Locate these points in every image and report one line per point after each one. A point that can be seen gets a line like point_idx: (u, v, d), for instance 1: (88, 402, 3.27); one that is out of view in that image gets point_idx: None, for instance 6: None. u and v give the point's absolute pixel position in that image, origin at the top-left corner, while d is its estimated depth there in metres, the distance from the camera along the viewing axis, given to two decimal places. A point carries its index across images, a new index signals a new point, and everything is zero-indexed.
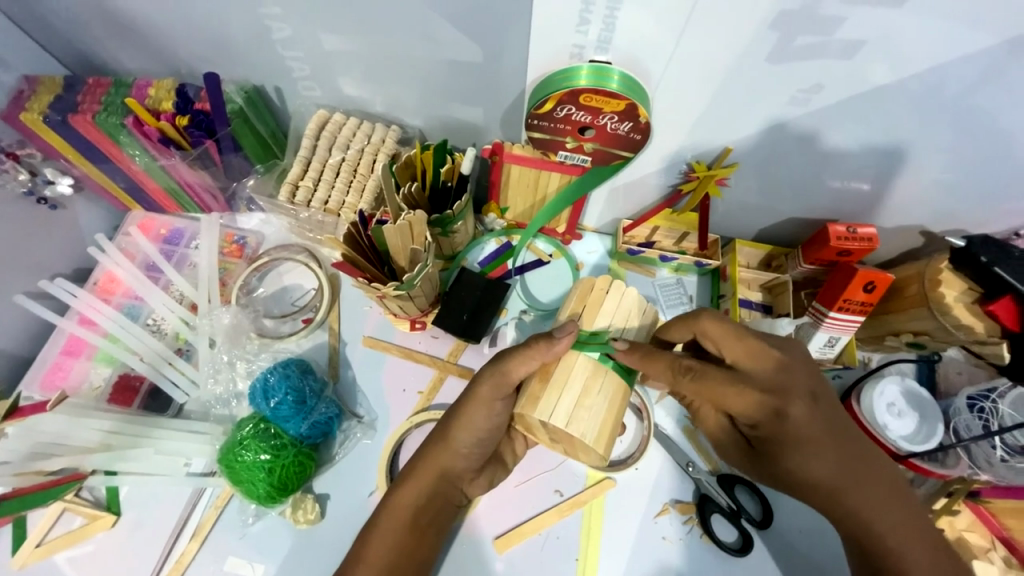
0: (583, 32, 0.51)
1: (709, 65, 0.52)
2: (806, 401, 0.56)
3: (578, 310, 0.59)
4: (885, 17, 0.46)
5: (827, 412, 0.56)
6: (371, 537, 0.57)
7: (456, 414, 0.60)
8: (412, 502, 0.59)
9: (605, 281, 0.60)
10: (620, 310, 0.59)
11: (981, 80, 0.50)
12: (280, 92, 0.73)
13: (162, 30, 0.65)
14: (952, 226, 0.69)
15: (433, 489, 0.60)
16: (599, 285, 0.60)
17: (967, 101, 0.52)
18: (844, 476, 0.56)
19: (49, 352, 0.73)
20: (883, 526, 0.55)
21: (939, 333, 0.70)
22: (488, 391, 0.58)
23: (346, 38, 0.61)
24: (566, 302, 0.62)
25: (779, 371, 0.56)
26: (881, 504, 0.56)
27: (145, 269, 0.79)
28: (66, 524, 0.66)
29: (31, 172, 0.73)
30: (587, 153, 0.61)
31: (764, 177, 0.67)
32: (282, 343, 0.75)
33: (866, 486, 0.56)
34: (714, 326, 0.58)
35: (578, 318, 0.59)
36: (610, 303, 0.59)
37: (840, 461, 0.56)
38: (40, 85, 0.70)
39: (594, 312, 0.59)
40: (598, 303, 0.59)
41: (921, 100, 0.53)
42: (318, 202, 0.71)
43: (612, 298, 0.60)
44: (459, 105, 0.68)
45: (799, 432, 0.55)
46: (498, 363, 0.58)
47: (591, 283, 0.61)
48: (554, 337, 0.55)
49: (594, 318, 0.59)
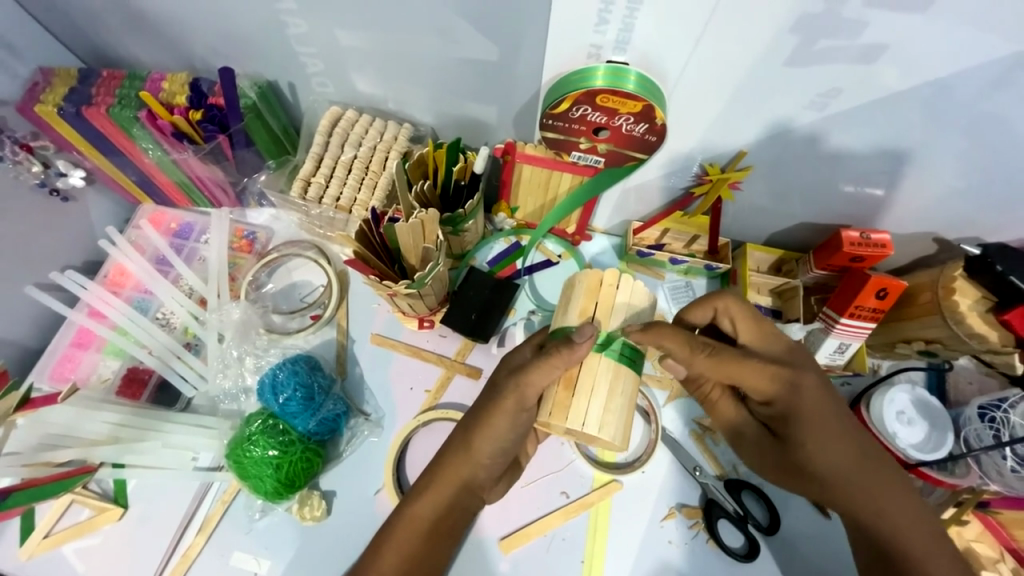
0: (601, 32, 0.50)
1: (727, 66, 0.52)
2: (811, 377, 0.59)
3: (590, 310, 0.57)
4: (906, 22, 0.46)
5: (830, 391, 0.59)
6: (385, 547, 0.56)
7: (475, 420, 0.59)
8: (430, 513, 0.58)
9: (613, 276, 0.58)
10: (631, 307, 0.57)
11: (1004, 86, 0.50)
12: (293, 88, 0.72)
13: (176, 23, 0.65)
14: (967, 233, 0.69)
15: (452, 499, 0.59)
16: (607, 280, 0.58)
17: (989, 106, 0.52)
18: (853, 457, 0.58)
19: (59, 344, 0.74)
20: (894, 512, 0.57)
21: (951, 342, 0.69)
22: (512, 403, 0.57)
23: (361, 34, 0.60)
24: (573, 304, 0.59)
25: (785, 350, 0.60)
26: (890, 489, 0.57)
27: (155, 263, 0.79)
28: (74, 515, 0.66)
29: (44, 164, 0.73)
30: (600, 154, 0.61)
31: (780, 181, 0.67)
32: (291, 339, 0.75)
33: (879, 474, 0.57)
34: (734, 307, 0.60)
35: (592, 318, 0.57)
36: (622, 298, 0.57)
37: (850, 441, 0.58)
38: (55, 78, 0.70)
39: (608, 310, 0.57)
40: (611, 302, 0.57)
41: (946, 104, 0.52)
42: (329, 199, 0.70)
43: (624, 291, 0.57)
44: (472, 103, 0.67)
45: (809, 408, 0.58)
46: (514, 370, 0.58)
47: (598, 280, 0.58)
48: (574, 342, 0.53)
49: (609, 318, 0.57)
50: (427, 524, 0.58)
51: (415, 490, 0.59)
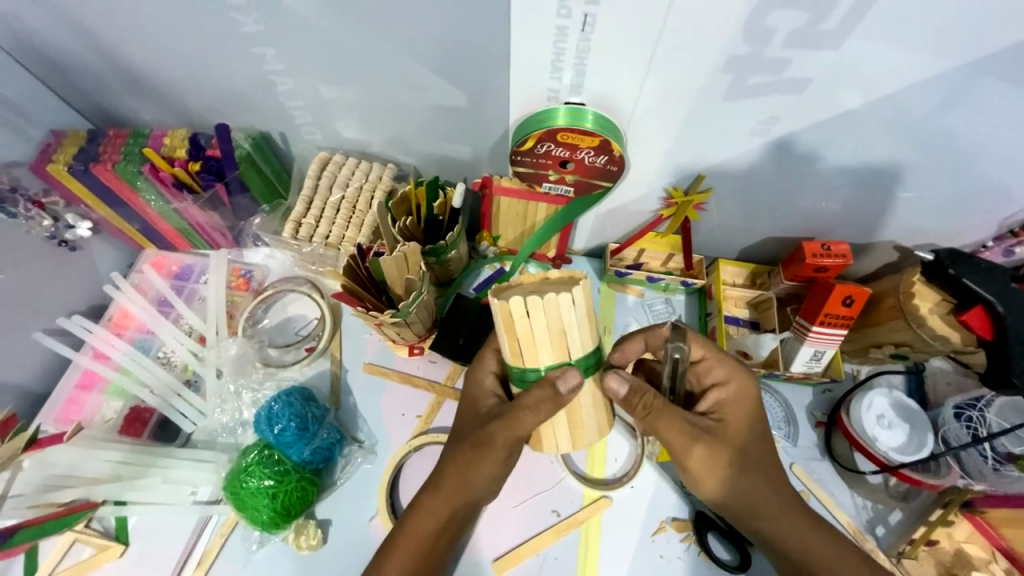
0: (556, 78, 0.56)
1: (676, 101, 0.57)
2: (745, 425, 0.59)
3: (514, 345, 0.49)
4: (827, 58, 0.51)
5: (762, 438, 0.60)
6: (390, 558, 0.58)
7: (461, 456, 0.58)
8: (431, 527, 0.59)
9: (520, 305, 0.46)
10: (555, 328, 0.48)
11: (943, 102, 0.54)
12: (284, 137, 0.78)
13: (177, 85, 0.71)
14: (922, 240, 0.73)
15: (451, 512, 0.59)
16: (516, 311, 0.47)
17: (933, 121, 0.56)
18: (775, 500, 0.59)
19: (63, 388, 0.76)
20: (818, 547, 0.59)
21: (919, 345, 0.72)
22: (503, 450, 0.56)
23: (344, 88, 0.66)
24: (498, 340, 0.51)
25: (725, 400, 0.60)
26: (808, 534, 0.59)
27: (157, 305, 0.83)
28: (76, 554, 0.67)
29: (53, 218, 0.79)
30: (569, 184, 0.66)
31: (740, 201, 0.71)
32: (286, 371, 0.78)
33: (797, 518, 0.59)
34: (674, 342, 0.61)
35: (517, 352, 0.50)
36: (538, 326, 0.47)
37: (774, 485, 0.59)
38: (65, 139, 0.76)
39: (531, 343, 0.48)
40: (530, 334, 0.48)
41: (897, 122, 0.57)
42: (319, 237, 0.76)
43: (538, 319, 0.47)
44: (450, 144, 0.73)
45: (756, 445, 0.59)
46: (495, 417, 0.55)
47: (506, 313, 0.47)
48: (562, 396, 0.49)
49: (537, 354, 0.49)
50: (427, 539, 0.59)
51: (412, 507, 0.60)
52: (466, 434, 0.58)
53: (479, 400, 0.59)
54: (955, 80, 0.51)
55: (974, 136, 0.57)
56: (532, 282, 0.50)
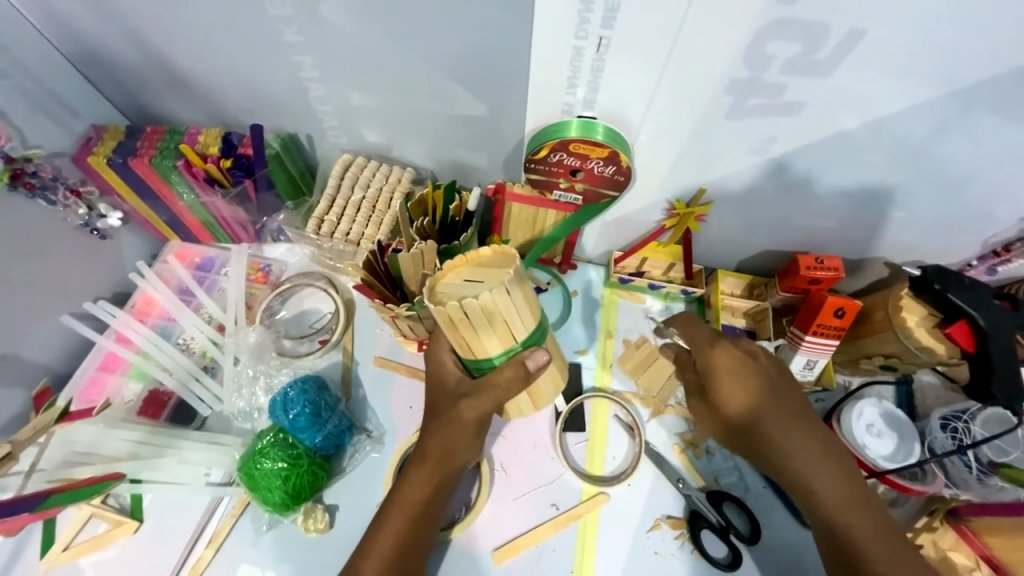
0: (571, 93, 0.60)
1: (681, 118, 0.61)
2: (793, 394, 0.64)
3: (463, 340, 0.55)
4: (819, 84, 0.55)
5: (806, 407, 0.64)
6: (383, 528, 0.61)
7: (439, 430, 0.62)
8: (419, 498, 0.62)
9: (458, 309, 0.51)
10: (497, 321, 0.53)
11: (927, 128, 0.58)
12: (311, 139, 0.83)
13: (214, 87, 0.76)
14: (911, 258, 0.77)
15: (436, 480, 0.63)
16: (458, 314, 0.52)
17: (918, 146, 0.60)
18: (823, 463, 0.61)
19: (87, 368, 0.80)
20: (866, 517, 0.59)
21: (906, 356, 0.75)
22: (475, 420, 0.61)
23: (372, 96, 0.71)
24: (447, 336, 0.57)
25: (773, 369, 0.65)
26: (858, 501, 0.59)
27: (179, 293, 0.87)
28: (92, 529, 0.70)
29: (88, 207, 0.82)
30: (578, 192, 0.70)
31: (739, 215, 0.75)
32: (300, 361, 0.81)
33: (844, 484, 0.60)
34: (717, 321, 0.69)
35: (469, 346, 0.56)
36: (480, 323, 0.53)
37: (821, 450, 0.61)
38: (105, 133, 0.80)
39: (477, 336, 0.55)
40: (473, 331, 0.54)
41: (885, 145, 0.61)
42: (340, 233, 0.80)
43: (480, 317, 0.52)
44: (467, 151, 0.77)
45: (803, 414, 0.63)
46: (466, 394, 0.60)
47: (448, 317, 0.52)
48: (530, 372, 0.58)
49: (484, 345, 0.56)
50: (413, 509, 0.61)
51: (399, 483, 0.63)
52: (440, 407, 0.62)
53: (445, 375, 0.63)
54: (937, 109, 0.56)
55: (958, 160, 0.61)
56: (469, 276, 0.53)
